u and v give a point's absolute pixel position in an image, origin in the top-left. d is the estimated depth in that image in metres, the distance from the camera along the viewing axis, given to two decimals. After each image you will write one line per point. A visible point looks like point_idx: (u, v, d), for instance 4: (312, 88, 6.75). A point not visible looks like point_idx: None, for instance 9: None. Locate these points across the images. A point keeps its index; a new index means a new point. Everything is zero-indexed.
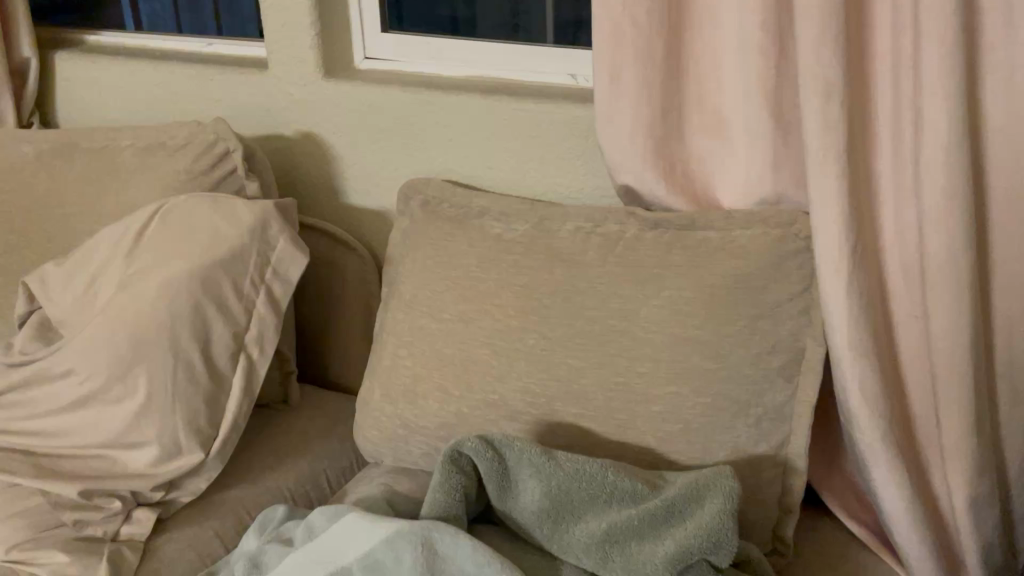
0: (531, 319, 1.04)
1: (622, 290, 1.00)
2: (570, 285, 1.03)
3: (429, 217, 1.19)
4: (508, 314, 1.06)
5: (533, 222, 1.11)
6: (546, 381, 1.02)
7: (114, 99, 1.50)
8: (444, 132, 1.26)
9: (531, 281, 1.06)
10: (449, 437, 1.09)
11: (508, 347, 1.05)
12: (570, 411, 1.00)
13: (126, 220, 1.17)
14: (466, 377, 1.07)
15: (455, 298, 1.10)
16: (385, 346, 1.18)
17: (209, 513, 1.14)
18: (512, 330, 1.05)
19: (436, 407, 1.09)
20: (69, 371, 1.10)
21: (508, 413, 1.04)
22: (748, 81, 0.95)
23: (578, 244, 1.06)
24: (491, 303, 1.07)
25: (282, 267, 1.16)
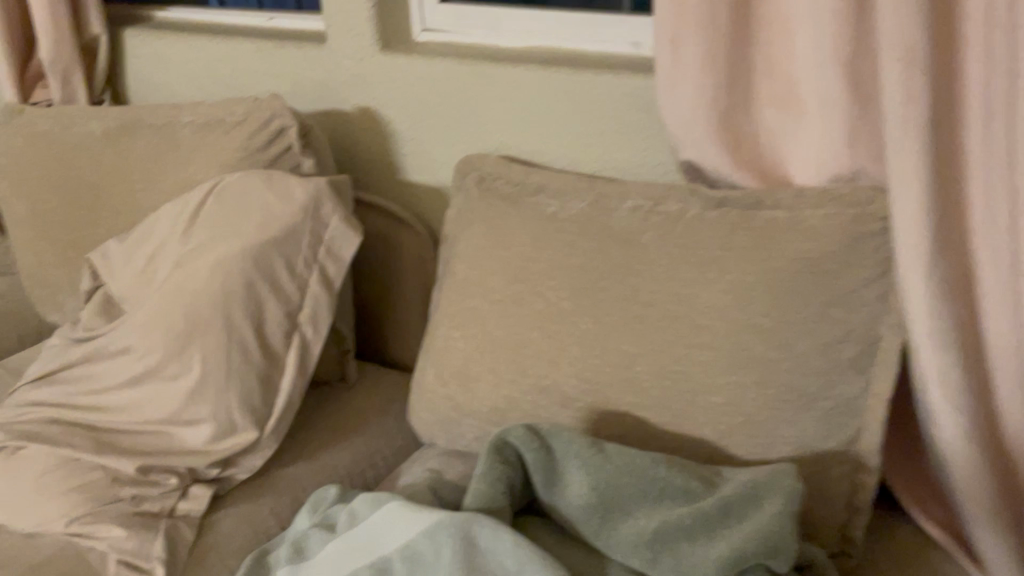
0: (587, 301, 1.00)
1: (681, 272, 0.95)
2: (626, 267, 0.98)
3: (484, 195, 1.16)
4: (562, 296, 1.01)
5: (590, 201, 1.06)
6: (600, 367, 0.97)
7: (178, 75, 1.51)
8: (500, 106, 1.22)
9: (587, 262, 1.01)
10: (502, 422, 1.06)
11: (562, 331, 1.01)
12: (625, 399, 0.96)
13: (184, 197, 1.17)
14: (518, 361, 1.04)
15: (508, 279, 1.07)
16: (439, 327, 1.15)
17: (265, 491, 1.14)
18: (565, 313, 1.01)
19: (488, 391, 1.06)
20: (128, 347, 1.11)
21: (561, 400, 1.00)
22: (822, 48, 0.88)
23: (636, 223, 1.00)
24: (544, 285, 1.03)
25: (336, 246, 1.14)
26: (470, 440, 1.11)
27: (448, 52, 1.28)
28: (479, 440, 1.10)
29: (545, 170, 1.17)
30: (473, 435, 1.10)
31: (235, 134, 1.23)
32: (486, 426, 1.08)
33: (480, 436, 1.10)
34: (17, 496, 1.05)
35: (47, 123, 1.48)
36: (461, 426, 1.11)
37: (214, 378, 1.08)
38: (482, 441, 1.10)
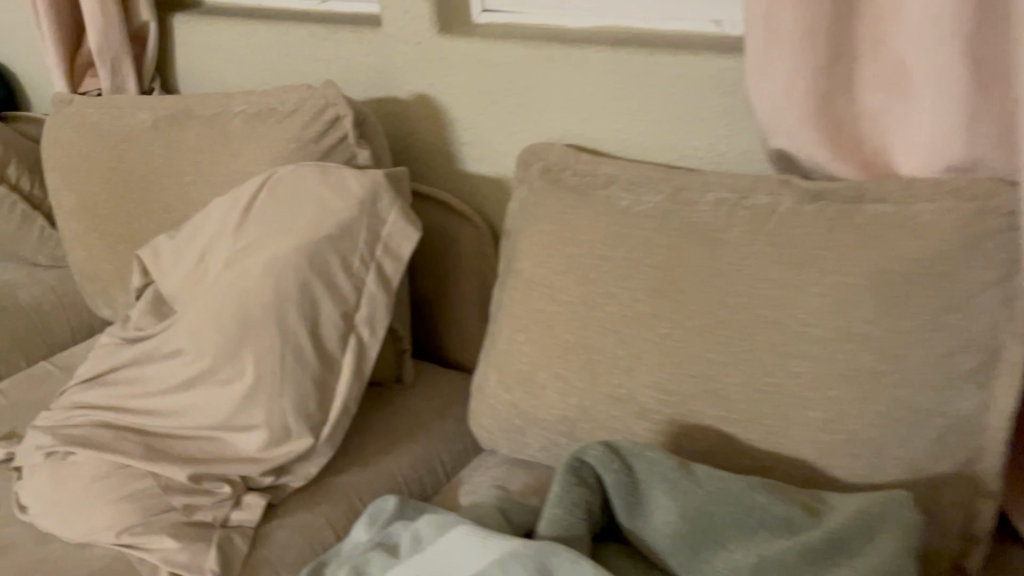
0: (666, 304, 0.92)
1: (772, 274, 0.86)
2: (710, 267, 0.90)
3: (550, 188, 1.08)
4: (638, 298, 0.93)
5: (668, 193, 0.98)
6: (682, 377, 0.89)
7: (229, 63, 1.46)
8: (567, 91, 1.14)
9: (665, 262, 0.93)
10: (572, 432, 0.99)
11: (638, 337, 0.93)
12: (710, 412, 0.88)
13: (235, 191, 1.12)
14: (590, 368, 0.96)
15: (578, 279, 0.99)
16: (502, 329, 1.08)
17: (320, 499, 1.09)
18: (641, 317, 0.93)
19: (556, 399, 0.99)
20: (179, 349, 1.07)
21: (638, 411, 0.92)
22: (940, 22, 0.78)
23: (720, 219, 0.92)
24: (617, 285, 0.95)
25: (393, 242, 1.07)
26: (537, 450, 1.04)
27: (510, 34, 1.19)
28: (546, 450, 1.03)
29: (616, 159, 1.08)
30: (539, 445, 1.03)
31: (287, 125, 1.16)
32: (554, 436, 1.01)
33: (547, 446, 1.03)
34: (68, 504, 1.01)
35: (97, 113, 1.44)
36: (527, 435, 1.04)
37: (267, 383, 1.02)
38: (549, 451, 1.03)
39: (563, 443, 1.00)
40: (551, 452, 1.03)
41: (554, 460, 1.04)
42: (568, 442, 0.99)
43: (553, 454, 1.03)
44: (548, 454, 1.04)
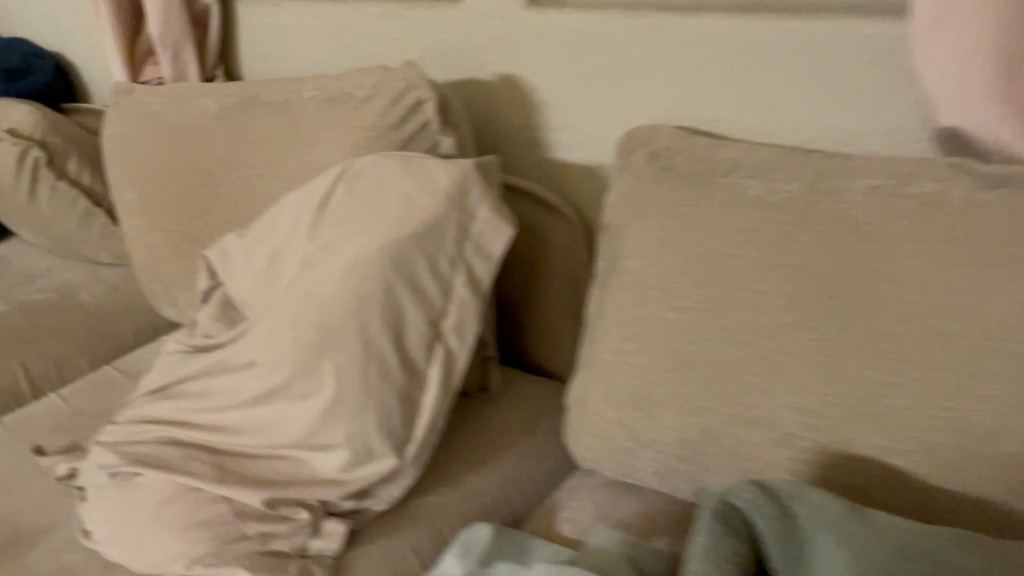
0: (813, 312, 0.79)
1: (949, 277, 0.73)
2: (868, 270, 0.76)
3: (659, 176, 0.95)
4: (776, 305, 0.81)
5: (808, 180, 0.84)
6: (835, 399, 0.77)
7: (295, 46, 1.36)
8: (676, 66, 1.01)
9: (808, 261, 0.80)
10: (693, 457, 0.86)
11: (777, 350, 0.80)
12: (871, 441, 0.75)
13: (309, 186, 1.02)
14: (717, 385, 0.84)
15: (701, 280, 0.86)
16: (605, 336, 0.96)
17: (404, 525, 0.98)
18: (781, 327, 0.80)
19: (675, 419, 0.87)
20: (253, 359, 0.97)
21: (779, 437, 0.80)
22: None
23: (876, 211, 0.78)
24: (750, 290, 0.83)
25: (484, 240, 0.96)
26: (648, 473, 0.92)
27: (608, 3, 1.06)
28: (660, 473, 0.91)
29: (736, 143, 0.95)
30: (651, 467, 0.91)
31: (364, 111, 1.06)
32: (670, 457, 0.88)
33: (660, 469, 0.90)
34: (136, 530, 0.93)
35: (159, 103, 1.36)
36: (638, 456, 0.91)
37: (348, 398, 0.92)
38: (663, 475, 0.91)
39: (681, 466, 0.88)
40: (664, 476, 0.90)
41: (669, 484, 0.91)
42: (688, 467, 0.87)
43: (667, 478, 0.90)
44: (662, 477, 0.91)
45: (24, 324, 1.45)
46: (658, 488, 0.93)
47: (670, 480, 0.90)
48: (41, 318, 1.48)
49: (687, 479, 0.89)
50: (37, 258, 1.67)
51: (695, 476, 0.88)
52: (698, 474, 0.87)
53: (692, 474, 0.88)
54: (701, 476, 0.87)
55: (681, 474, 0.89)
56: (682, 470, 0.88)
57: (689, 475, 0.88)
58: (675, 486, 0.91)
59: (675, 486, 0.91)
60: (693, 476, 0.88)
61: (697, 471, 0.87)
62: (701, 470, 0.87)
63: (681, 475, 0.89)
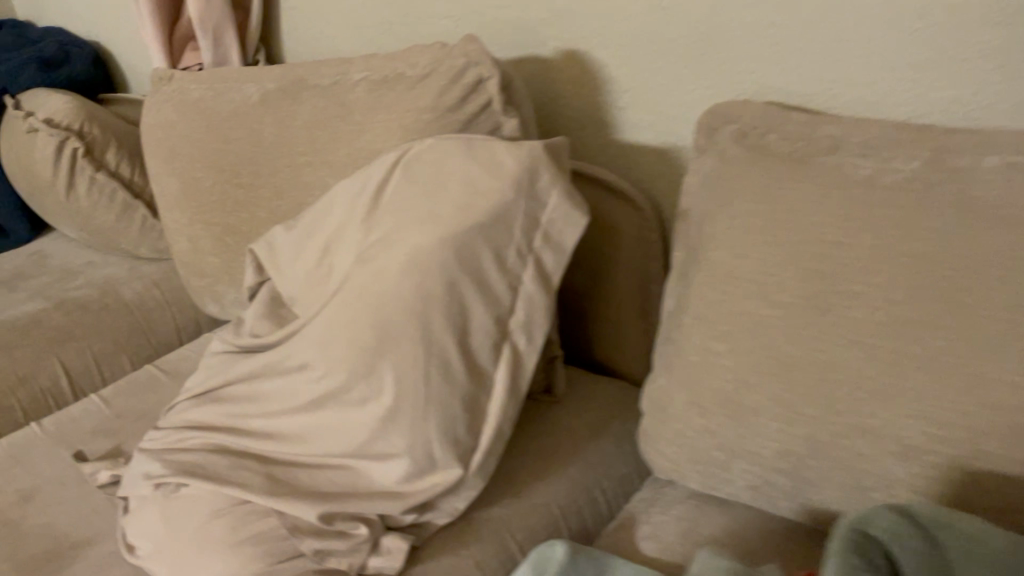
0: (943, 309, 0.70)
1: None
2: (1006, 259, 0.67)
3: (750, 157, 0.86)
4: (895, 300, 0.72)
5: (927, 156, 0.75)
6: (967, 406, 0.68)
7: (342, 27, 1.28)
8: (765, 35, 0.91)
9: (933, 250, 0.71)
10: (795, 470, 0.78)
11: (896, 351, 0.71)
12: (1010, 455, 0.67)
13: (363, 173, 0.94)
14: (826, 391, 0.75)
15: (803, 273, 0.77)
16: (689, 335, 0.87)
17: (468, 539, 0.90)
18: (902, 325, 0.71)
19: (775, 428, 0.78)
20: (305, 362, 0.90)
21: (899, 450, 0.71)
22: None
23: (1015, 193, 0.69)
24: (862, 283, 0.74)
25: (554, 230, 0.88)
26: (740, 487, 0.83)
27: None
28: (753, 488, 0.82)
29: (837, 118, 0.85)
30: (745, 481, 0.82)
31: (420, 91, 0.98)
32: (766, 471, 0.80)
33: (755, 483, 0.82)
34: (184, 546, 0.87)
35: (199, 89, 1.29)
36: (728, 469, 0.83)
37: (409, 404, 0.84)
38: (757, 489, 0.82)
39: (780, 479, 0.80)
40: (759, 491, 0.82)
41: (764, 500, 0.83)
42: (789, 481, 0.79)
43: (761, 493, 0.82)
44: (755, 492, 0.82)
45: (63, 321, 1.40)
46: (750, 503, 0.84)
47: (765, 496, 0.82)
48: (81, 315, 1.43)
49: (785, 495, 0.80)
50: (75, 253, 1.62)
51: (795, 491, 0.79)
52: (799, 488, 0.79)
53: (793, 489, 0.79)
54: (803, 491, 0.78)
55: (779, 489, 0.80)
56: (780, 485, 0.80)
57: (789, 490, 0.80)
58: (771, 502, 0.82)
59: (771, 502, 0.82)
60: (794, 491, 0.79)
61: (799, 485, 0.79)
62: (803, 484, 0.78)
63: (778, 490, 0.80)
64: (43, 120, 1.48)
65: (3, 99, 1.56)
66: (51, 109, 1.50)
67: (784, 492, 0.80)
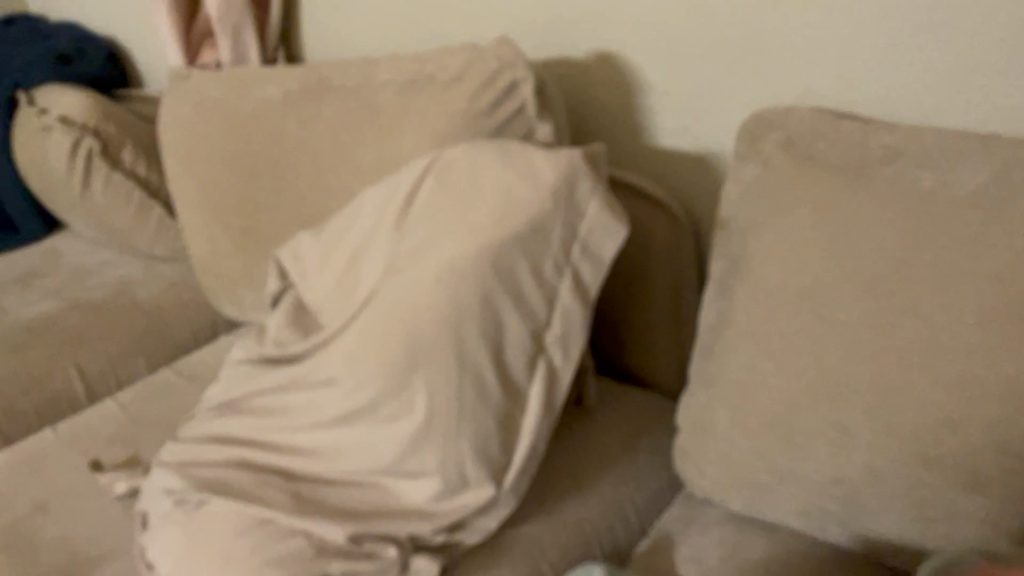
0: (1012, 332, 0.68)
1: None
2: None
3: (799, 166, 0.82)
4: (960, 323, 0.70)
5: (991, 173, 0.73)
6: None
7: (365, 25, 1.25)
8: (814, 38, 0.87)
9: (1004, 273, 0.68)
10: (847, 497, 0.76)
11: (961, 377, 0.69)
12: None
13: (392, 180, 0.91)
14: (884, 416, 0.73)
15: (861, 292, 0.74)
16: (732, 351, 0.83)
17: (499, 560, 0.87)
18: (968, 351, 0.69)
19: (828, 451, 0.76)
20: (334, 377, 0.88)
21: (961, 479, 0.70)
22: None
23: None
24: (926, 305, 0.71)
25: (593, 241, 0.84)
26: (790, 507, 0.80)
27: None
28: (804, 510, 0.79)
29: (891, 127, 0.81)
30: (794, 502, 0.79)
31: (452, 95, 0.95)
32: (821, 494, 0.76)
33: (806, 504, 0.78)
34: (205, 565, 0.83)
35: (219, 88, 1.26)
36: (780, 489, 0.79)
37: (443, 422, 0.81)
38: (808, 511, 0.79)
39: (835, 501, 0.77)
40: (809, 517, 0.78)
41: (815, 521, 0.79)
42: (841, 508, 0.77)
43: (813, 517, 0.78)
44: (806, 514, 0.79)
45: (78, 324, 1.37)
46: (797, 524, 0.81)
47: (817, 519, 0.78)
48: (96, 317, 1.40)
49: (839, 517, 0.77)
50: (90, 252, 1.60)
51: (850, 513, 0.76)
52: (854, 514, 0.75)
53: (848, 510, 0.77)
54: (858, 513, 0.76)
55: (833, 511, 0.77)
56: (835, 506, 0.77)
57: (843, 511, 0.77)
58: (822, 523, 0.79)
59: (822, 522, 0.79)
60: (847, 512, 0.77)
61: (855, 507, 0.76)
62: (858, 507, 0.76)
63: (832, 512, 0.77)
64: (58, 118, 1.46)
65: (16, 96, 1.54)
66: (66, 106, 1.48)
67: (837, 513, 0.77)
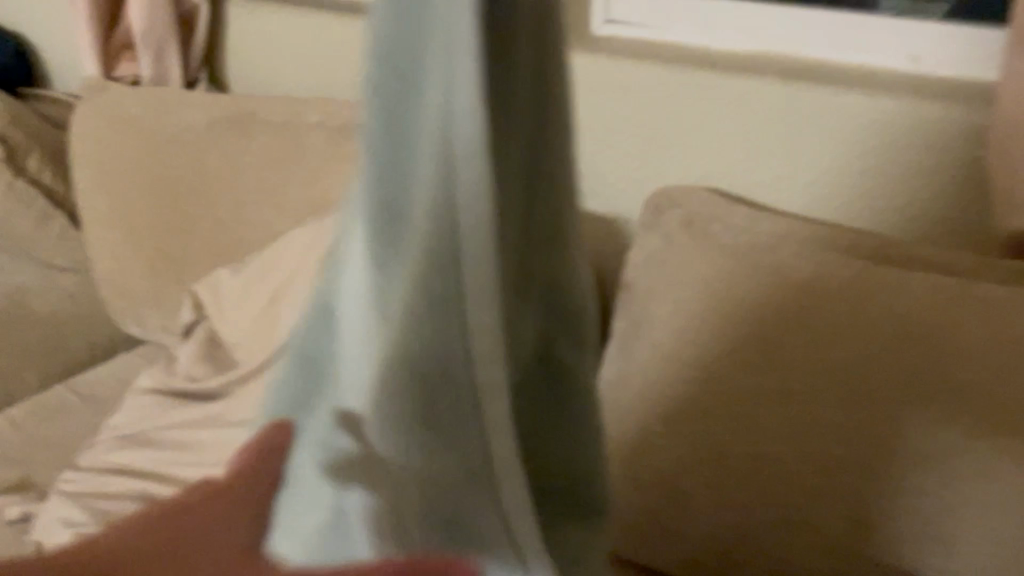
0: (859, 394, 0.77)
1: (988, 362, 0.74)
2: (913, 354, 0.76)
3: (695, 244, 0.90)
4: (821, 388, 0.78)
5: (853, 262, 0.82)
6: (868, 487, 0.75)
7: (292, 60, 1.27)
8: (714, 126, 0.95)
9: (856, 347, 0.78)
10: (710, 542, 0.83)
11: (816, 437, 0.78)
12: (897, 535, 0.75)
13: (316, 226, 0.95)
14: (747, 469, 0.81)
15: (737, 360, 0.82)
16: (623, 413, 0.89)
17: None
18: (824, 412, 0.78)
19: (700, 502, 0.83)
20: (248, 418, 0.91)
21: (803, 523, 0.78)
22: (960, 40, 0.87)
23: (927, 299, 0.78)
24: (790, 371, 0.80)
25: None
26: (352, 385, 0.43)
27: (641, 51, 1.01)
28: (454, 241, 0.35)
29: (775, 214, 0.91)
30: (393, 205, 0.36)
31: None
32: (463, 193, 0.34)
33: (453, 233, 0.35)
34: None
35: (137, 107, 1.25)
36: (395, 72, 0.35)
37: None
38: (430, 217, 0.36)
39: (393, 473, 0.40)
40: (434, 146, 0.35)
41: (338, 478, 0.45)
42: (703, 553, 0.84)
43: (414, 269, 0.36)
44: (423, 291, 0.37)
45: None
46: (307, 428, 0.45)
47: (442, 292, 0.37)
48: None
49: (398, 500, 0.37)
50: None
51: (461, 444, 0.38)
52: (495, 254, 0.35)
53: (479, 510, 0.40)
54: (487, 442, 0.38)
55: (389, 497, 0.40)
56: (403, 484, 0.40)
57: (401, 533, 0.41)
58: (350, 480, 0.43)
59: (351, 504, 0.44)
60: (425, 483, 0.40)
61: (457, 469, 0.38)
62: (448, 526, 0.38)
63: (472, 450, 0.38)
64: None
65: None
66: None
67: (429, 472, 0.38)
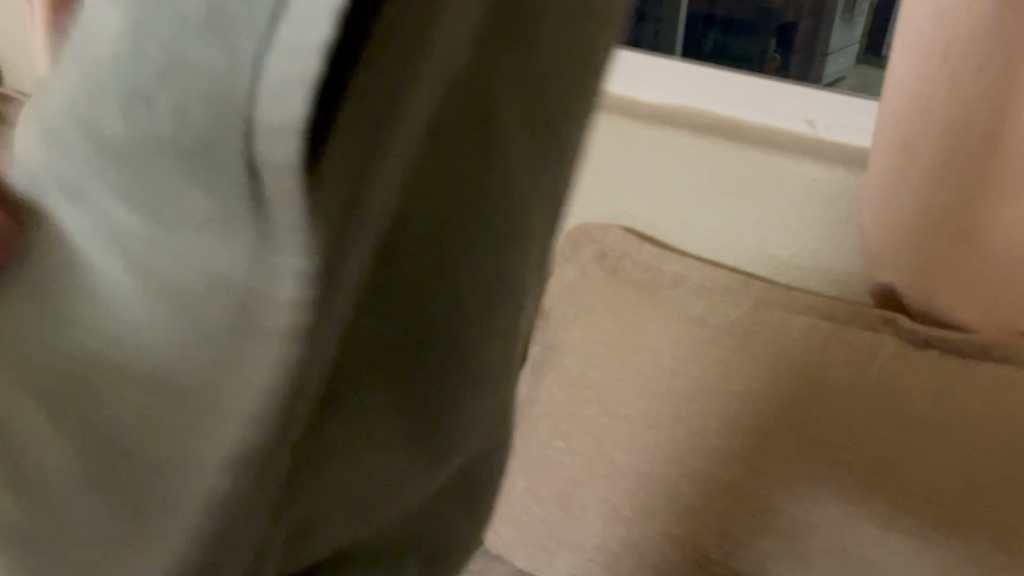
0: (728, 418, 0.85)
1: (837, 391, 0.81)
2: (776, 384, 0.84)
3: (606, 278, 0.97)
4: (697, 412, 0.86)
5: (737, 298, 0.90)
6: (729, 501, 0.84)
7: None
8: (631, 171, 1.03)
9: (729, 372, 0.86)
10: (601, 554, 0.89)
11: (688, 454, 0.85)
12: (748, 547, 0.83)
13: None
14: (630, 486, 0.87)
15: (626, 378, 0.90)
16: (533, 430, 0.95)
17: None
18: (696, 432, 0.86)
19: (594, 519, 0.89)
20: None
21: (679, 538, 0.86)
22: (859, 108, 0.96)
23: (797, 332, 0.85)
24: (674, 394, 0.87)
25: None
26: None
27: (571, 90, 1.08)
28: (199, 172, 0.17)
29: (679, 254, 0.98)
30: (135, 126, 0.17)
31: None
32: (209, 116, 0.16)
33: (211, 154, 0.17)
34: None
35: None
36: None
37: None
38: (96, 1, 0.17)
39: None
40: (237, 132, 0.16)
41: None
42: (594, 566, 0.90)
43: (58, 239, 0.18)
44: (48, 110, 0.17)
45: None
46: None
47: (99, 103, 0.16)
48: None
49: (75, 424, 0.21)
50: None
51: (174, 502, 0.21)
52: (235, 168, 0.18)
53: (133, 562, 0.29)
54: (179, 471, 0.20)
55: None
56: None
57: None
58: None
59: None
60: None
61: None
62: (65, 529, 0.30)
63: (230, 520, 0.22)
64: None
65: None
66: None
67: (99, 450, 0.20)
